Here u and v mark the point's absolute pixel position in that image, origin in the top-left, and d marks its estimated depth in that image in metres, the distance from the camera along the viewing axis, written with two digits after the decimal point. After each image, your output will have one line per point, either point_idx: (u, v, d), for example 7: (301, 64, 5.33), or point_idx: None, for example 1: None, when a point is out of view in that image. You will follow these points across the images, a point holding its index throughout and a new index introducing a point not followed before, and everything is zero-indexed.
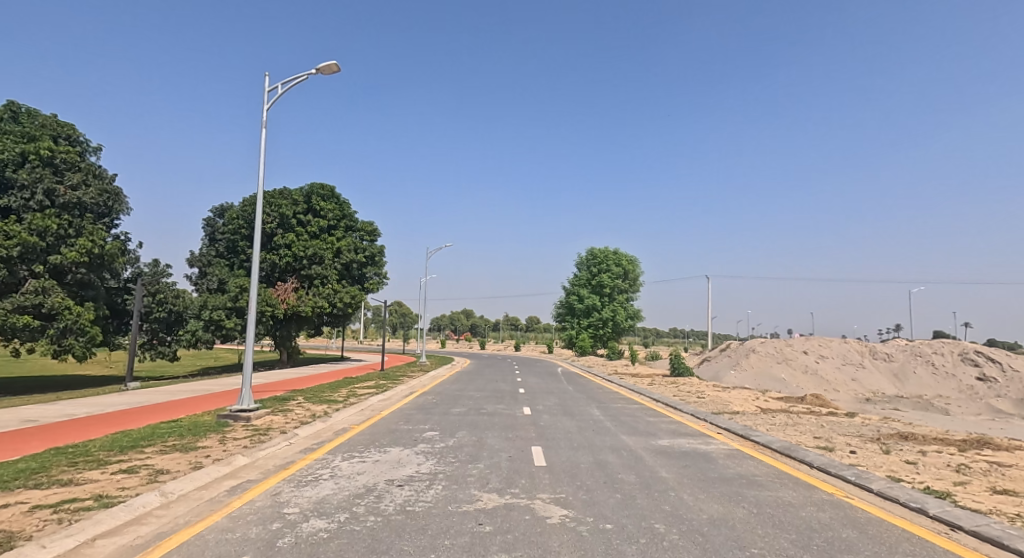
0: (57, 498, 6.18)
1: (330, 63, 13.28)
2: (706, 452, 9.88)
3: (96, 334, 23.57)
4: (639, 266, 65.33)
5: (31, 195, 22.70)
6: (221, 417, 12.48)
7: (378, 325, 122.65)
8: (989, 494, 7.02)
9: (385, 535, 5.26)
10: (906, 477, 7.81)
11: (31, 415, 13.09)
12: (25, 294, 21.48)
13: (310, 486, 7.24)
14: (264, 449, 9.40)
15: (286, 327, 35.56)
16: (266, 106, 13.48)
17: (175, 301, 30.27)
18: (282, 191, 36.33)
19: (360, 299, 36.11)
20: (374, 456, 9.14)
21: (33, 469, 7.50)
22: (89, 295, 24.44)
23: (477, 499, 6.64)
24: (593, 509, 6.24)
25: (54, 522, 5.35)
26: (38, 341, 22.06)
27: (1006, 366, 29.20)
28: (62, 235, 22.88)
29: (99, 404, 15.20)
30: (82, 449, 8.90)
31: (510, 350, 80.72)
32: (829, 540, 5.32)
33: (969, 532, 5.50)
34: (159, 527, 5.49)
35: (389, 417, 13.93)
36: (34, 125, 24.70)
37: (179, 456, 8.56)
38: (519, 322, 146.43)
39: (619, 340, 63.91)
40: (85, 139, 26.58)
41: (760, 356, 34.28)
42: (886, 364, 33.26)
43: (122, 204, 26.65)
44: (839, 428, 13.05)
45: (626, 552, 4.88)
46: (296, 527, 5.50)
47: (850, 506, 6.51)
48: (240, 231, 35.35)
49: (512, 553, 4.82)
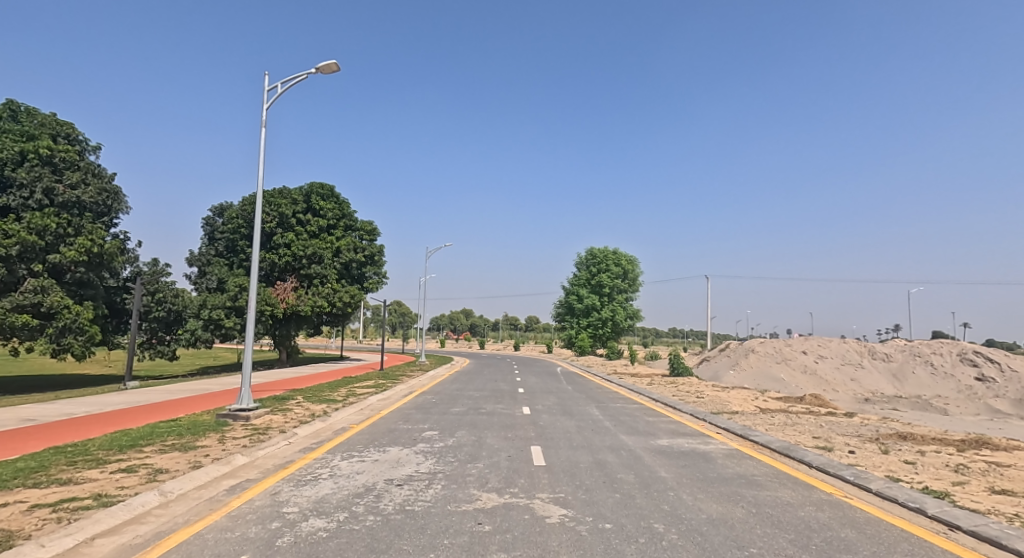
0: (55, 498, 6.17)
1: (330, 62, 13.27)
2: (705, 452, 9.88)
3: (96, 333, 23.51)
4: (639, 266, 65.33)
5: (30, 194, 22.72)
6: (221, 416, 12.48)
7: (378, 324, 122.68)
8: (987, 494, 7.03)
9: (385, 535, 5.26)
10: (905, 477, 7.81)
11: (30, 414, 13.07)
12: (25, 293, 21.44)
13: (310, 485, 7.24)
14: (264, 448, 9.40)
15: (286, 326, 35.53)
16: (266, 106, 13.44)
17: (174, 301, 30.22)
18: (282, 190, 36.36)
19: (360, 299, 36.11)
20: (373, 456, 9.13)
21: (31, 469, 7.50)
22: (88, 294, 24.42)
23: (477, 498, 6.65)
24: (592, 508, 6.24)
25: (53, 521, 5.35)
26: (38, 339, 22.05)
27: (1006, 367, 29.21)
28: (61, 234, 22.86)
29: (98, 403, 15.13)
30: (81, 449, 8.90)
31: (510, 350, 80.86)
32: (828, 539, 5.33)
33: (968, 532, 5.51)
34: (158, 526, 5.48)
35: (388, 417, 13.91)
36: (34, 124, 24.69)
37: (178, 455, 8.56)
38: (519, 321, 146.41)
39: (618, 340, 63.96)
40: (85, 138, 26.57)
41: (760, 356, 34.32)
42: (884, 364, 33.30)
43: (121, 203, 26.63)
44: (838, 428, 13.07)
45: (626, 552, 4.87)
46: (295, 527, 5.49)
47: (849, 506, 6.50)
48: (240, 230, 35.34)
49: (512, 553, 4.82)
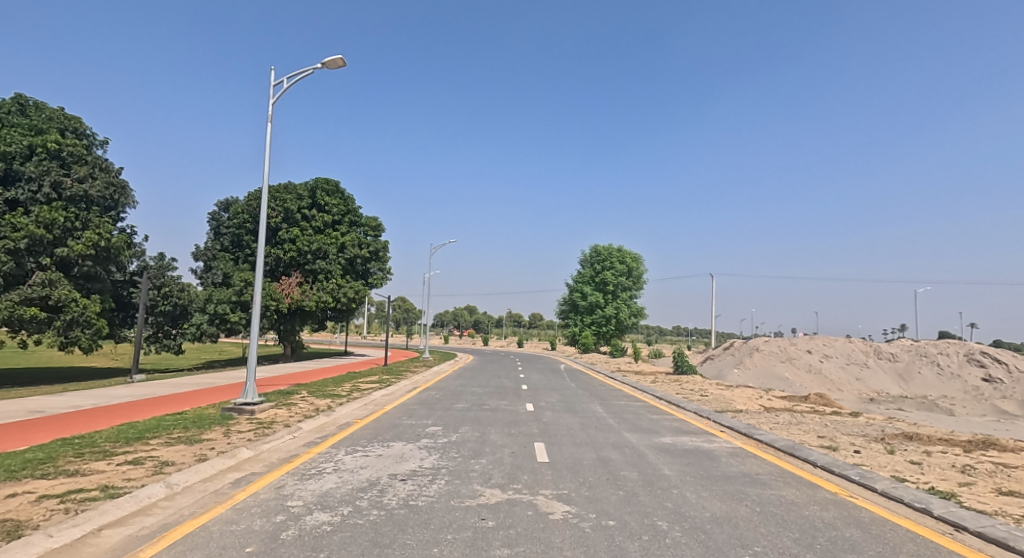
0: (63, 489, 6.21)
1: (336, 58, 13.26)
2: (708, 451, 9.84)
3: (102, 326, 23.59)
4: (643, 265, 64.92)
5: (38, 187, 22.78)
6: (225, 409, 12.59)
7: (382, 322, 122.48)
8: (993, 495, 7.02)
9: (388, 529, 5.29)
10: (911, 477, 7.82)
11: (39, 405, 13.17)
12: (33, 287, 21.45)
13: (314, 478, 7.29)
14: (269, 442, 9.46)
15: (291, 321, 35.58)
16: (272, 101, 13.37)
17: (180, 295, 30.68)
18: (287, 186, 36.67)
19: (364, 294, 36.01)
20: (377, 450, 9.19)
21: (40, 459, 7.58)
22: (96, 287, 24.51)
23: (480, 494, 6.68)
24: (595, 505, 6.26)
25: (60, 512, 5.39)
26: (45, 332, 22.11)
27: (1012, 367, 29.08)
28: (68, 228, 22.99)
29: (105, 395, 15.28)
30: (89, 440, 8.95)
31: (514, 347, 80.69)
32: (833, 538, 5.33)
33: (974, 533, 5.49)
34: (164, 518, 5.52)
35: (392, 412, 14.02)
36: (42, 118, 24.82)
37: (184, 448, 8.63)
38: (522, 319, 146.38)
39: (621, 338, 63.96)
40: (92, 132, 26.77)
41: (764, 356, 34.16)
42: (890, 364, 33.17)
43: (129, 197, 26.82)
44: (842, 427, 13.03)
45: (629, 551, 4.85)
46: (299, 520, 5.53)
47: (854, 506, 6.48)
48: (246, 225, 35.43)
49: (515, 549, 4.83)
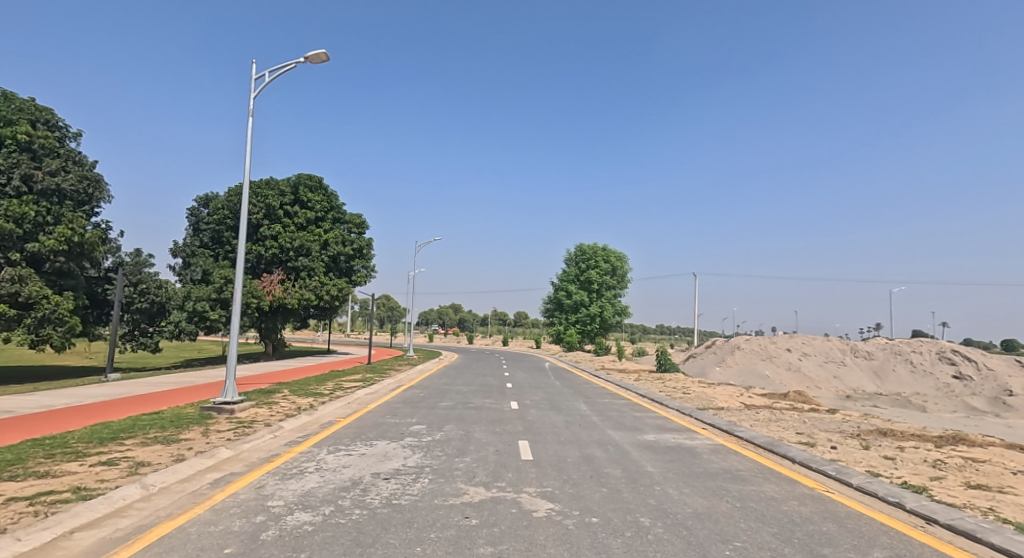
0: (34, 491, 6.05)
1: (319, 51, 13.08)
2: (690, 448, 9.88)
3: (75, 324, 23.06)
4: (627, 263, 65.19)
5: (7, 179, 22.33)
6: (204, 409, 12.38)
7: (366, 320, 121.73)
8: (964, 488, 7.13)
9: (370, 528, 5.21)
10: (885, 472, 7.91)
11: (10, 405, 12.86)
12: (2, 283, 20.88)
13: (296, 478, 7.19)
14: (249, 441, 9.33)
15: (273, 319, 35.29)
16: (253, 94, 13.05)
17: (157, 292, 30.02)
18: (269, 181, 36.04)
19: (347, 292, 35.77)
20: (360, 449, 9.10)
21: (9, 461, 7.38)
22: (69, 284, 24.03)
23: (463, 492, 6.63)
24: (579, 502, 6.24)
25: (29, 515, 5.24)
26: (15, 329, 21.64)
27: (982, 365, 29.70)
28: (40, 223, 22.49)
29: (79, 395, 14.92)
30: (60, 441, 8.74)
31: (499, 346, 80.64)
32: (810, 533, 5.35)
33: (945, 525, 5.55)
34: (139, 520, 5.39)
35: (376, 411, 13.93)
36: (12, 109, 24.18)
37: (161, 448, 8.44)
38: (507, 318, 146.43)
39: (606, 336, 64.23)
40: (65, 124, 26.14)
41: (745, 354, 34.45)
42: (866, 363, 33.68)
43: (103, 191, 26.28)
44: (820, 423, 13.19)
45: (611, 547, 4.82)
46: (279, 520, 5.43)
47: (831, 501, 6.53)
48: (226, 222, 34.98)
49: (498, 546, 4.81)
